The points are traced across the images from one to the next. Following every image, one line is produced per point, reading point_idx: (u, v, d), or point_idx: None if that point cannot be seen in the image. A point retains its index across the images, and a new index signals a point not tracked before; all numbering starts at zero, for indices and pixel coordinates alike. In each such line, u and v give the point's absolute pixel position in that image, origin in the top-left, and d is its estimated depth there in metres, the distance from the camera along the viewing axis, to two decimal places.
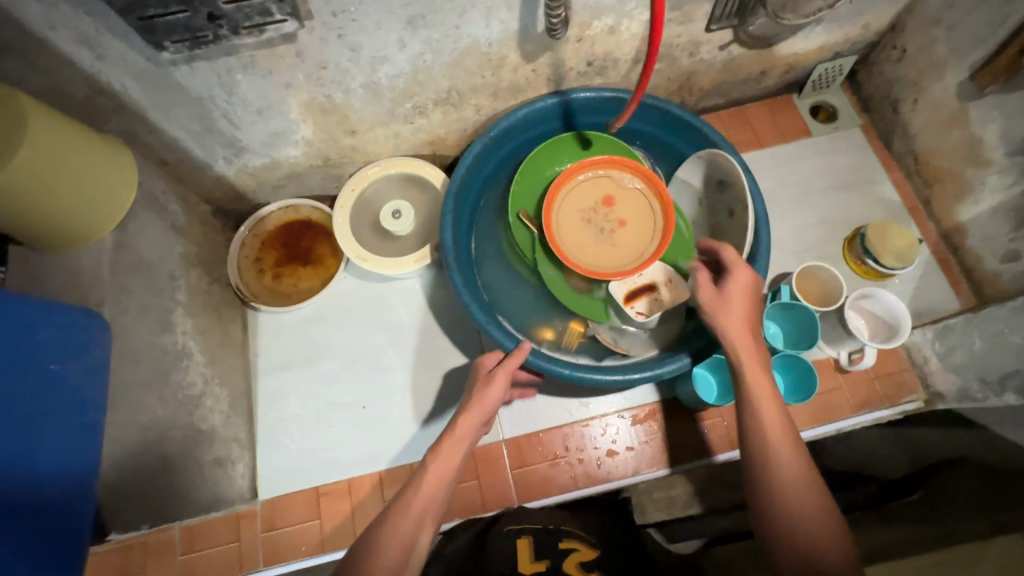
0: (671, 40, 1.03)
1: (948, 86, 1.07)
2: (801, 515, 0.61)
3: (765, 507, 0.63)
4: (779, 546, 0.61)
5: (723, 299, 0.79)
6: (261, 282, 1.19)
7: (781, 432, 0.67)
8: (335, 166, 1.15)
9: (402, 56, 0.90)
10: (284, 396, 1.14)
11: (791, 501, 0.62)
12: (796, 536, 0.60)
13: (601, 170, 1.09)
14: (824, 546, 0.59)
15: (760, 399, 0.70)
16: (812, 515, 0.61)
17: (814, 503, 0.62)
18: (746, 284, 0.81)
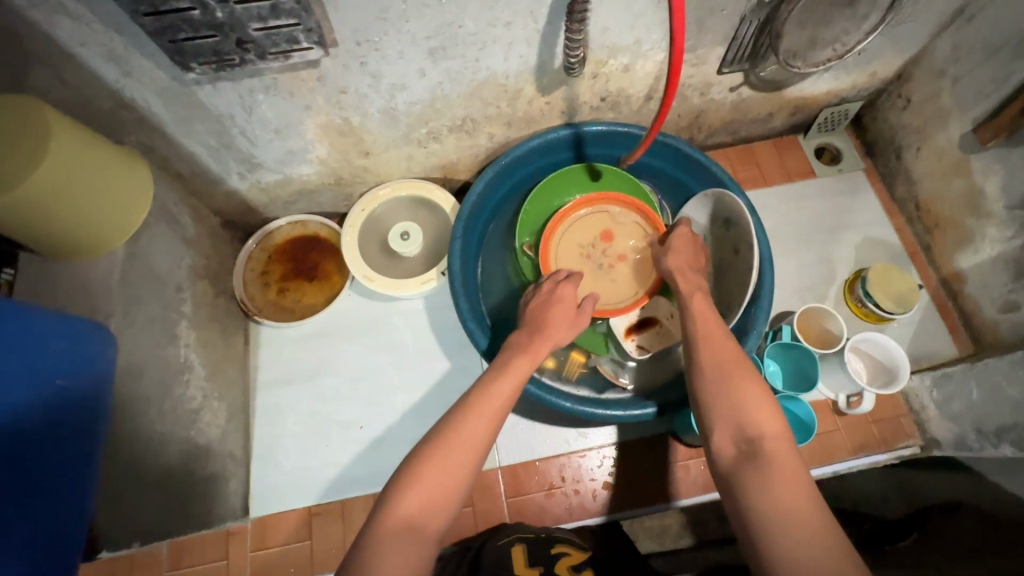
0: (684, 79, 1.05)
1: (951, 137, 1.09)
2: (734, 403, 0.63)
3: (703, 400, 0.67)
4: (717, 431, 0.63)
5: (671, 251, 0.94)
6: (266, 296, 1.19)
7: (719, 338, 0.73)
8: (347, 185, 1.16)
9: (421, 84, 0.91)
10: (281, 412, 1.13)
11: (727, 387, 0.65)
12: (732, 420, 0.62)
13: (599, 205, 1.10)
14: (761, 426, 0.60)
15: (704, 320, 0.78)
16: (746, 400, 0.63)
17: (748, 387, 0.65)
18: (688, 240, 0.95)
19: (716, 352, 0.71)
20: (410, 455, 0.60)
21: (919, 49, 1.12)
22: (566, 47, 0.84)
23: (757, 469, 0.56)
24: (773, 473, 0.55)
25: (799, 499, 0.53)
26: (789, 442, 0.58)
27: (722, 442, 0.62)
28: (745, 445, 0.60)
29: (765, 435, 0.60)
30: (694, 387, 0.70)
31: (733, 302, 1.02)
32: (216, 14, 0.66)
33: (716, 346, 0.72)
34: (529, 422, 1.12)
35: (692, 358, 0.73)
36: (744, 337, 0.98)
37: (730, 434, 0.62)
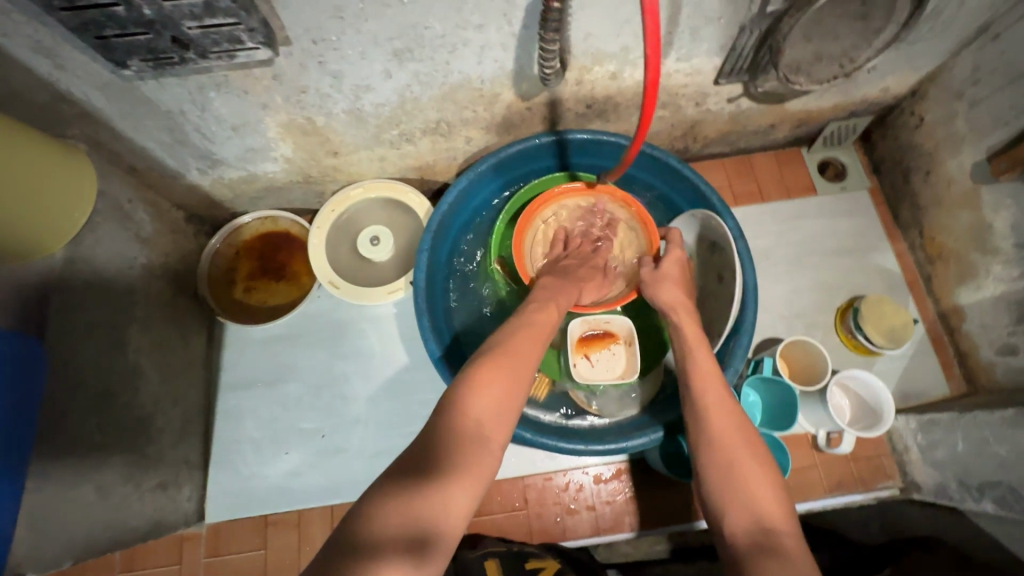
0: (677, 88, 0.97)
1: (963, 164, 1.02)
2: (740, 481, 0.62)
3: (711, 479, 0.64)
4: (727, 517, 0.60)
5: (662, 287, 0.89)
6: (231, 294, 1.15)
7: (724, 403, 0.70)
8: (317, 183, 1.11)
9: (388, 85, 0.85)
10: (242, 416, 1.10)
11: (735, 468, 0.63)
12: (740, 506, 0.60)
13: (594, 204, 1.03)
14: (771, 516, 0.58)
15: (705, 377, 0.74)
16: (752, 476, 0.62)
17: (755, 463, 0.63)
18: (682, 267, 0.92)
19: (720, 421, 0.68)
20: (472, 360, 0.68)
21: (937, 65, 1.03)
22: (541, 57, 0.77)
23: (771, 562, 0.54)
24: (784, 564, 0.53)
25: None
26: (795, 534, 0.57)
27: (733, 528, 0.59)
28: (755, 534, 0.57)
29: (775, 524, 0.58)
30: (698, 460, 0.66)
31: (713, 333, 0.96)
32: (143, 11, 0.61)
33: (719, 413, 0.69)
34: None
35: (693, 424, 0.70)
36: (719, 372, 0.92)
37: (740, 521, 0.59)
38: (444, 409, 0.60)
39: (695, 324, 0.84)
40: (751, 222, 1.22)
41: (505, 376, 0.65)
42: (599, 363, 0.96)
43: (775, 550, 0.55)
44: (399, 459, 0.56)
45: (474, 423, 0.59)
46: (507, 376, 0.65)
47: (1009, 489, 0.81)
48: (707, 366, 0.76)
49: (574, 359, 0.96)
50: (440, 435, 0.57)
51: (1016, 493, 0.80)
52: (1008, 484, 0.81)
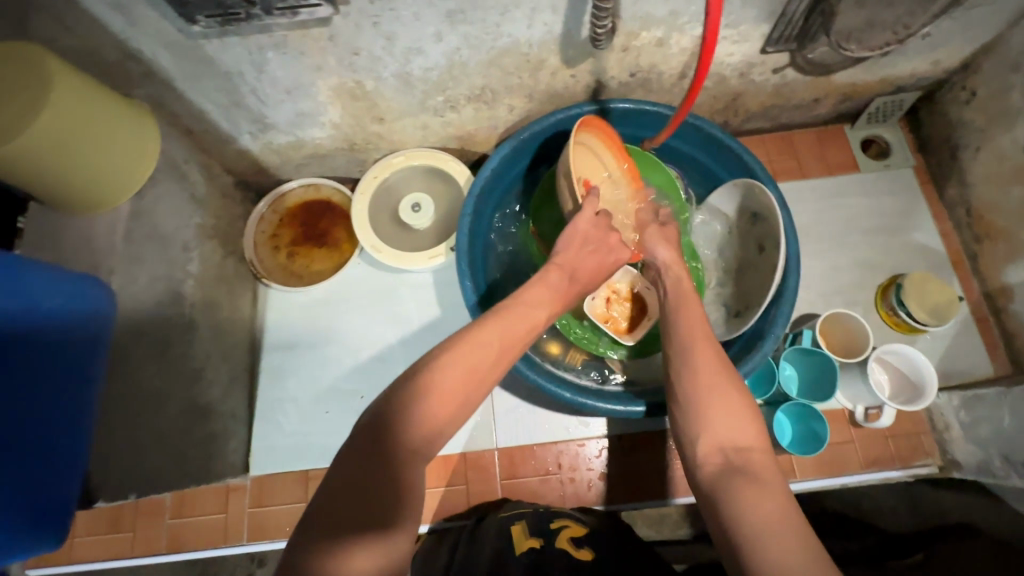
0: (722, 58, 0.97)
1: (1017, 138, 0.99)
2: (711, 407, 0.61)
3: (686, 412, 0.63)
4: (698, 439, 0.59)
5: (661, 245, 0.89)
6: (275, 259, 1.19)
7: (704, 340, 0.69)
8: (361, 151, 1.13)
9: (437, 49, 0.86)
10: (284, 376, 1.14)
11: (708, 399, 0.61)
12: (712, 431, 0.59)
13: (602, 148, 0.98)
14: (743, 441, 0.57)
15: (688, 317, 0.74)
16: (723, 404, 0.60)
17: (729, 393, 0.61)
18: (676, 234, 0.93)
19: (699, 354, 0.66)
20: (435, 361, 0.59)
21: (993, 36, 1.00)
22: (593, 16, 0.78)
23: (738, 483, 0.53)
24: (751, 486, 0.53)
25: (772, 507, 0.51)
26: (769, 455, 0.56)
27: (703, 451, 0.58)
28: (725, 458, 0.57)
29: (747, 447, 0.57)
30: (673, 390, 0.66)
31: (753, 302, 0.95)
32: None
33: (700, 348, 0.68)
34: (529, 406, 1.10)
35: (673, 363, 0.68)
36: (759, 340, 0.91)
37: (712, 445, 0.58)
38: (387, 431, 0.53)
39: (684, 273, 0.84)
40: (791, 198, 1.21)
41: (457, 391, 0.58)
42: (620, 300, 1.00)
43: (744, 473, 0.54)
44: (330, 487, 0.50)
45: (412, 449, 0.54)
46: (458, 390, 0.58)
47: None
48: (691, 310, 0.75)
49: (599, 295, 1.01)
50: (379, 466, 0.51)
51: None
52: None
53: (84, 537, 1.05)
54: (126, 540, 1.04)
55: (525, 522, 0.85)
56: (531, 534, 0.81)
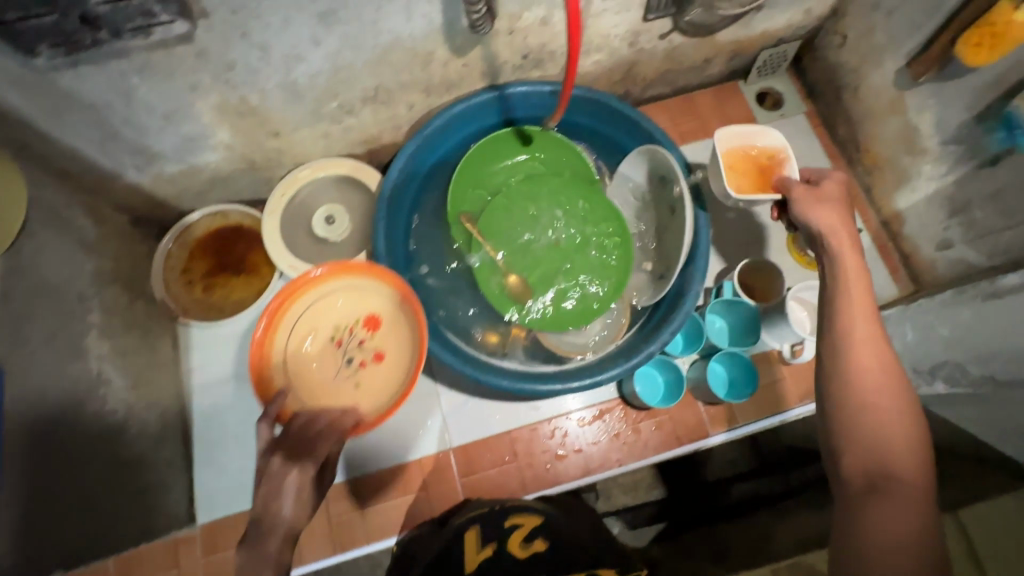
0: (608, 30, 0.99)
1: (886, 74, 1.06)
2: (863, 412, 0.63)
3: (841, 419, 0.65)
4: (845, 456, 0.63)
5: (819, 207, 0.79)
6: (191, 294, 1.13)
7: (874, 343, 0.67)
8: (263, 169, 1.09)
9: (318, 54, 0.83)
10: (221, 414, 1.09)
11: (870, 424, 0.63)
12: (858, 447, 0.62)
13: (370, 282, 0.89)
14: (899, 466, 0.60)
15: (857, 288, 0.70)
16: (876, 414, 0.63)
17: (889, 403, 0.63)
18: (843, 190, 0.83)
19: (865, 365, 0.65)
20: None
21: None
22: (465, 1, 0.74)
23: (879, 494, 0.58)
24: (891, 508, 0.56)
25: (912, 523, 0.55)
26: (925, 486, 0.59)
27: (849, 461, 0.63)
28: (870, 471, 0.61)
29: (900, 471, 0.60)
30: (826, 378, 0.67)
31: (671, 262, 0.99)
32: None
33: (864, 352, 0.66)
34: (477, 399, 1.10)
35: (829, 362, 0.68)
36: (681, 298, 0.94)
37: (858, 454, 0.62)
38: None
39: (855, 237, 0.75)
40: (699, 158, 1.26)
41: None
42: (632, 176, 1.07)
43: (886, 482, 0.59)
44: None
45: None
46: None
47: (956, 366, 0.87)
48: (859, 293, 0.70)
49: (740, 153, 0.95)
50: None
51: (964, 369, 0.85)
52: (956, 360, 0.86)
53: None
54: None
55: (479, 526, 0.87)
56: (486, 542, 0.83)
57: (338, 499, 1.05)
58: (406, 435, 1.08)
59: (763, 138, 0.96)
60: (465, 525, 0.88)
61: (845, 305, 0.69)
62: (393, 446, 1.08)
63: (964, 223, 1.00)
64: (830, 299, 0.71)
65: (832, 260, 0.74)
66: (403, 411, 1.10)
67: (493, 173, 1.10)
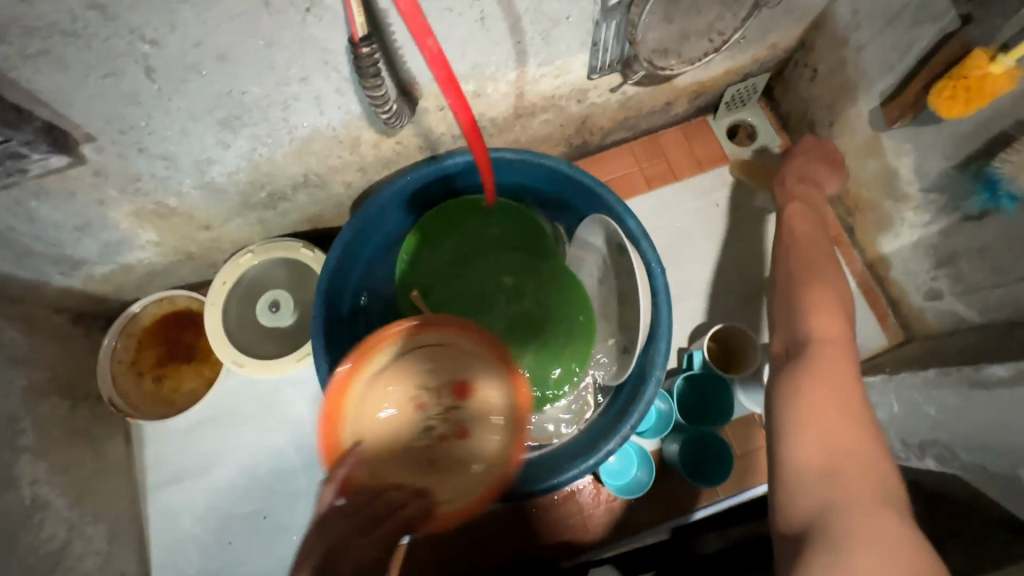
0: (551, 92, 0.91)
1: (861, 112, 0.98)
2: (815, 372, 0.70)
3: (782, 305, 0.82)
4: (797, 331, 0.77)
5: (800, 213, 0.93)
6: (142, 388, 1.08)
7: (814, 265, 0.85)
8: (203, 257, 1.03)
9: (231, 154, 0.78)
10: (177, 513, 1.05)
11: (806, 305, 0.79)
12: (801, 324, 0.77)
13: (451, 334, 0.85)
14: (824, 331, 0.75)
15: (817, 292, 0.79)
16: (825, 373, 0.69)
17: (839, 367, 0.70)
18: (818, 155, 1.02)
19: (814, 284, 0.81)
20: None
21: (819, 13, 0.98)
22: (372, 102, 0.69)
23: (818, 427, 0.65)
24: (822, 365, 0.70)
25: (845, 419, 0.65)
26: (843, 347, 0.73)
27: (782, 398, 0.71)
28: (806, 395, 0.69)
29: (824, 335, 0.74)
30: (788, 312, 0.80)
31: (633, 338, 0.91)
32: None
33: (800, 265, 0.85)
34: None
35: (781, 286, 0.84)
36: (642, 384, 0.87)
37: (784, 339, 0.78)
38: None
39: (811, 215, 0.93)
40: (667, 204, 1.18)
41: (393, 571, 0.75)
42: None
43: (811, 356, 0.72)
44: None
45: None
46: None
47: (946, 448, 0.79)
48: (828, 323, 0.76)
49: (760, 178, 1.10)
50: None
51: (954, 453, 0.78)
52: (944, 442, 0.79)
53: None
54: None
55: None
56: None
57: None
58: None
59: None
60: None
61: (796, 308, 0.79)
62: None
63: (951, 274, 0.92)
64: (784, 246, 0.90)
65: (789, 256, 0.88)
66: None
67: (444, 244, 1.03)
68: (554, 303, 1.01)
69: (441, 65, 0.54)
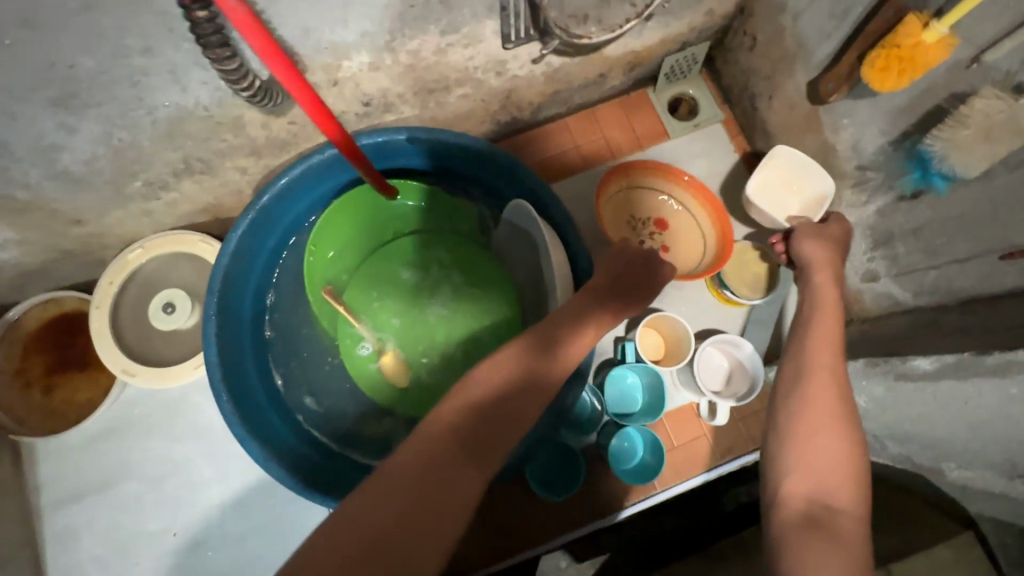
0: (463, 64, 0.82)
1: (799, 85, 0.92)
2: (809, 449, 0.61)
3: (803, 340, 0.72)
4: (809, 341, 0.71)
5: (815, 242, 0.84)
6: (28, 400, 0.98)
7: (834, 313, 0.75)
8: (85, 254, 0.92)
9: (81, 139, 0.67)
10: (77, 535, 0.96)
11: (820, 339, 0.70)
12: (819, 351, 0.70)
13: (689, 198, 1.02)
14: (815, 388, 0.66)
15: (822, 349, 0.70)
16: (821, 449, 0.61)
17: (838, 446, 0.61)
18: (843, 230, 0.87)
19: (823, 279, 0.80)
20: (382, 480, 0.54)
21: None
22: (225, 77, 0.60)
23: (821, 546, 0.54)
24: (800, 393, 0.66)
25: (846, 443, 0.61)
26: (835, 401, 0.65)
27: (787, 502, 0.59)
28: (812, 507, 0.58)
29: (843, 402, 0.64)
30: (792, 354, 0.71)
31: None
32: None
33: (820, 273, 0.81)
34: None
35: (810, 293, 0.79)
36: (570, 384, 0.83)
37: (830, 389, 0.65)
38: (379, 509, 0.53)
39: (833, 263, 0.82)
40: None
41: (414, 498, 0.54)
42: (796, 166, 0.94)
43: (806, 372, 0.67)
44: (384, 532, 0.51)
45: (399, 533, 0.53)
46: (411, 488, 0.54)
47: (875, 439, 0.76)
48: (829, 298, 0.77)
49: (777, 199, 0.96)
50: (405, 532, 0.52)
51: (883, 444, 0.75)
52: (873, 433, 0.76)
53: None
54: None
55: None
56: None
57: None
58: (286, 539, 0.96)
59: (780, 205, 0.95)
60: None
61: (811, 361, 0.68)
62: (272, 552, 0.96)
63: (887, 257, 0.88)
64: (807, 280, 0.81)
65: (806, 270, 0.83)
66: (285, 510, 0.98)
67: (358, 238, 0.95)
68: (474, 296, 0.93)
69: (251, 27, 0.47)
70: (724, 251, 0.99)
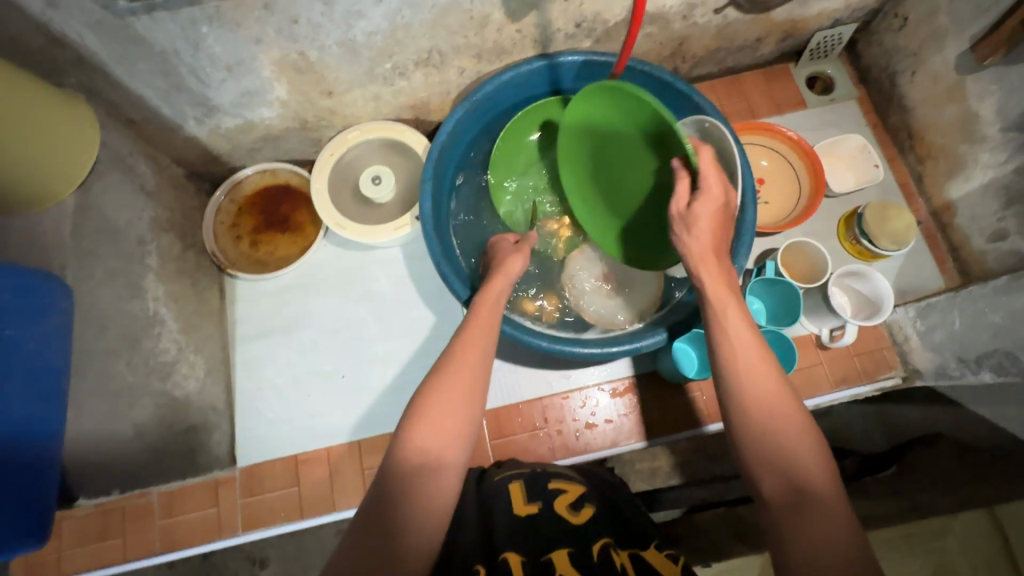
0: (663, 1, 0.98)
1: (947, 58, 1.04)
2: (755, 411, 0.61)
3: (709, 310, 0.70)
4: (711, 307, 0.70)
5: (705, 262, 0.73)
6: (238, 249, 1.16)
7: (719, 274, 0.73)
8: (313, 129, 1.11)
9: (378, 11, 0.85)
10: (261, 365, 1.12)
11: (722, 312, 0.69)
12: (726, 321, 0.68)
13: (780, 144, 1.16)
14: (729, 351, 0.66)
15: (728, 316, 0.68)
16: (768, 411, 0.61)
17: (776, 401, 0.61)
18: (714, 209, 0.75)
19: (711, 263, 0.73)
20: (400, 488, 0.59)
21: None
22: None
23: (800, 514, 0.55)
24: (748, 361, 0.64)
25: (789, 415, 0.60)
26: (766, 365, 0.64)
27: (766, 482, 0.59)
28: (790, 483, 0.57)
29: (753, 376, 0.63)
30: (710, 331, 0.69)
31: None
32: None
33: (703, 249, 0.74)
34: (512, 365, 1.12)
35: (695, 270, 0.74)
36: None
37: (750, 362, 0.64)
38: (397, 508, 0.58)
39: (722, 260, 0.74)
40: None
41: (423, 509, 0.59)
42: (837, 146, 1.18)
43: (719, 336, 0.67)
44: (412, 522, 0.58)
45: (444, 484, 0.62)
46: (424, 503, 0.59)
47: (1007, 355, 0.87)
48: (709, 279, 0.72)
49: (844, 176, 1.17)
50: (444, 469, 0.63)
51: None
52: None
53: (72, 549, 1.00)
54: (117, 547, 1.01)
55: (523, 482, 0.82)
56: (532, 496, 0.78)
57: (370, 452, 1.08)
58: None
59: (838, 176, 1.17)
60: (509, 479, 0.85)
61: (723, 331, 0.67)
62: None
63: (1020, 213, 0.96)
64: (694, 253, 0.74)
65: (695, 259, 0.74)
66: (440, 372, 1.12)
67: (557, 132, 1.10)
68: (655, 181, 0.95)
69: None
70: (819, 182, 1.11)
